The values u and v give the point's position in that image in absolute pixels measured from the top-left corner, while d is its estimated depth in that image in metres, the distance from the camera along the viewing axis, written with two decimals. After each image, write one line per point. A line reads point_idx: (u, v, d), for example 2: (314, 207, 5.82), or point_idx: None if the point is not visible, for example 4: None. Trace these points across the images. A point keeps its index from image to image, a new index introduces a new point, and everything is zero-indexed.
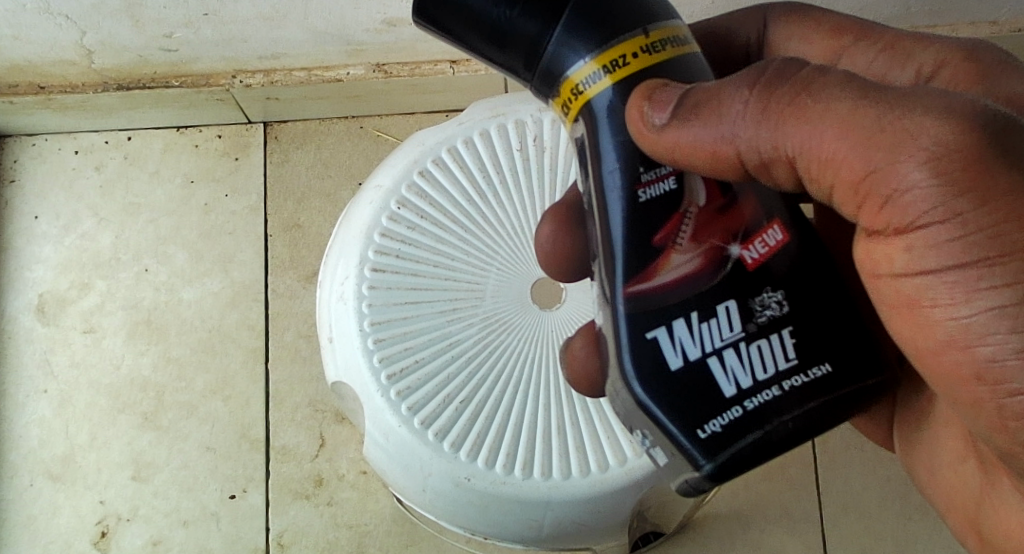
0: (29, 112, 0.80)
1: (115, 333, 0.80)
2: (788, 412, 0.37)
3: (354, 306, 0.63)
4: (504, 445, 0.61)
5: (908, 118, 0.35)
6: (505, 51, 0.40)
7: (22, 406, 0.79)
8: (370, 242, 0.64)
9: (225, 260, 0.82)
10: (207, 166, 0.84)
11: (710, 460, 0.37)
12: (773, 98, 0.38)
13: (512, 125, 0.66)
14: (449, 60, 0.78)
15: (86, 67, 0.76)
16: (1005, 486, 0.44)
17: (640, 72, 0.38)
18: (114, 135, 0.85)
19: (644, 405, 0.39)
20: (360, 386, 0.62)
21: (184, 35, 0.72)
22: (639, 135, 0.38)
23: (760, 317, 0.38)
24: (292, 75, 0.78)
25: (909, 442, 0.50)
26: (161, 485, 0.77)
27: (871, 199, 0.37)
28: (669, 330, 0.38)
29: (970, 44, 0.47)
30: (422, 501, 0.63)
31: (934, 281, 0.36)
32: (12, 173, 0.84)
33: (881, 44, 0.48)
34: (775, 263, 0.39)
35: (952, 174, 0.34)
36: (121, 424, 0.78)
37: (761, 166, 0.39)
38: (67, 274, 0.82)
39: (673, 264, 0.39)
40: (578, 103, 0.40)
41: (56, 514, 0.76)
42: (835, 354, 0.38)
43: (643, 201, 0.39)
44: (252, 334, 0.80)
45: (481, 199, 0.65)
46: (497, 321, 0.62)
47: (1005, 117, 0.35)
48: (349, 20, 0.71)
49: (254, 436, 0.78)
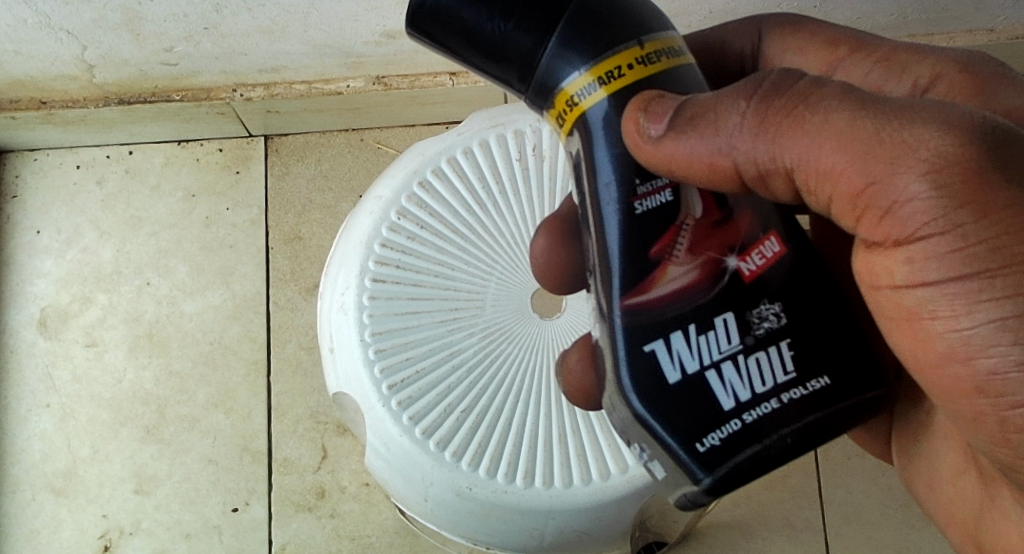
0: (31, 127, 0.80)
1: (117, 347, 0.80)
2: (787, 426, 0.37)
3: (354, 317, 0.63)
4: (506, 455, 0.61)
5: (907, 131, 0.35)
6: (499, 64, 0.39)
7: (24, 420, 0.78)
8: (369, 252, 0.64)
9: (225, 273, 0.82)
10: (208, 180, 0.84)
11: (709, 473, 0.37)
12: (771, 110, 0.38)
13: (511, 135, 0.66)
14: (449, 72, 0.78)
15: (87, 82, 0.76)
16: (1005, 499, 0.44)
17: (635, 84, 0.38)
18: (116, 149, 0.85)
19: (643, 419, 0.38)
20: (361, 397, 0.62)
21: (184, 49, 0.72)
22: (636, 147, 0.38)
23: (758, 329, 0.38)
24: (292, 88, 0.78)
25: (908, 454, 0.50)
26: (164, 498, 0.77)
27: (871, 211, 0.37)
28: (666, 343, 0.38)
29: (966, 56, 0.47)
30: (424, 511, 0.62)
31: (934, 293, 0.36)
32: (14, 188, 0.84)
33: (877, 57, 0.48)
34: (773, 275, 0.39)
35: (952, 187, 0.34)
36: (122, 437, 0.78)
37: (759, 178, 0.39)
38: (69, 287, 0.82)
39: (671, 276, 0.39)
40: (572, 115, 0.39)
41: (58, 529, 0.76)
42: (834, 366, 0.38)
43: (639, 213, 0.39)
44: (254, 346, 0.80)
45: (480, 209, 0.64)
46: (497, 331, 0.61)
47: (1004, 130, 0.35)
48: (348, 33, 0.71)
49: (256, 448, 0.77)
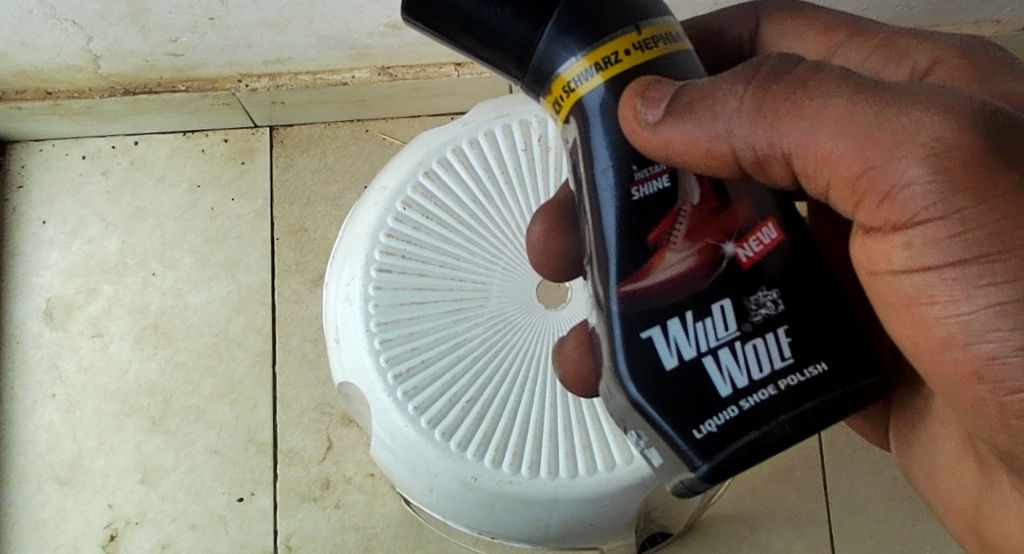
0: (36, 119, 0.80)
1: (122, 338, 0.80)
2: (783, 412, 0.37)
3: (360, 307, 0.63)
4: (511, 445, 0.61)
5: (905, 115, 0.35)
6: (495, 50, 0.39)
7: (31, 411, 0.79)
8: (375, 243, 0.64)
9: (231, 265, 0.82)
10: (213, 171, 0.84)
11: (706, 460, 0.37)
12: (769, 95, 0.37)
13: (517, 126, 0.66)
14: (454, 63, 0.78)
15: (92, 73, 0.76)
16: (1004, 486, 0.44)
17: (632, 69, 0.38)
18: (121, 141, 0.85)
19: (640, 406, 0.38)
20: (367, 387, 0.62)
21: (190, 41, 0.72)
22: (633, 133, 0.38)
23: (755, 316, 0.38)
24: (298, 78, 0.78)
25: (906, 442, 0.50)
26: (169, 489, 0.77)
27: (870, 197, 0.36)
28: (663, 330, 0.38)
29: (965, 42, 0.46)
30: (429, 501, 0.63)
31: (933, 278, 0.36)
32: (19, 179, 0.83)
33: (875, 41, 0.48)
34: (770, 262, 0.39)
35: (951, 172, 0.34)
36: (128, 428, 0.78)
37: (757, 164, 0.39)
38: (74, 279, 0.82)
39: (668, 263, 0.38)
40: (569, 101, 0.39)
41: (64, 519, 0.76)
42: (831, 352, 0.38)
43: (636, 199, 0.39)
44: (259, 338, 0.80)
45: (486, 200, 0.64)
46: (503, 321, 0.61)
47: (1003, 115, 0.35)
48: (353, 24, 0.71)
49: (261, 439, 0.78)
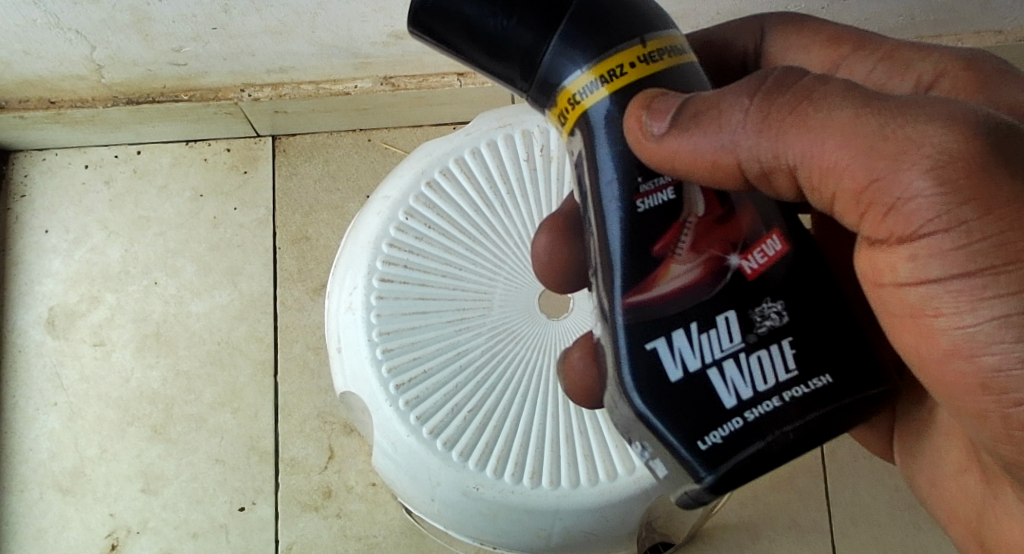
0: (39, 127, 0.80)
1: (124, 346, 0.80)
2: (789, 424, 0.37)
3: (363, 317, 0.63)
4: (513, 455, 0.61)
5: (910, 127, 0.35)
6: (501, 61, 0.39)
7: (33, 419, 0.79)
8: (377, 253, 0.64)
9: (233, 273, 0.82)
10: (216, 180, 0.84)
11: (711, 471, 0.37)
12: (774, 107, 0.37)
13: (519, 136, 0.66)
14: (456, 72, 0.78)
15: (95, 82, 0.76)
16: (1009, 497, 0.44)
17: (638, 81, 0.38)
18: (124, 149, 0.85)
19: (644, 416, 0.38)
20: (369, 396, 0.62)
21: (193, 49, 0.72)
22: (638, 144, 0.38)
23: (761, 327, 0.38)
24: (301, 88, 0.78)
25: (909, 453, 0.50)
26: (171, 497, 0.77)
27: (875, 208, 0.37)
28: (668, 341, 0.38)
29: (969, 55, 0.46)
30: (430, 511, 0.63)
31: (938, 290, 0.36)
32: (22, 187, 0.84)
33: (879, 54, 0.48)
34: (774, 273, 0.39)
35: (956, 183, 0.34)
36: (130, 436, 0.78)
37: (762, 175, 0.39)
38: (77, 287, 0.82)
39: (673, 274, 0.39)
40: (575, 113, 0.39)
41: (65, 527, 0.76)
42: (835, 364, 0.38)
43: (641, 211, 0.39)
44: (261, 346, 0.80)
45: (488, 209, 0.64)
46: (505, 331, 0.61)
47: (1007, 127, 0.35)
48: (356, 33, 0.71)
49: (262, 448, 0.78)
